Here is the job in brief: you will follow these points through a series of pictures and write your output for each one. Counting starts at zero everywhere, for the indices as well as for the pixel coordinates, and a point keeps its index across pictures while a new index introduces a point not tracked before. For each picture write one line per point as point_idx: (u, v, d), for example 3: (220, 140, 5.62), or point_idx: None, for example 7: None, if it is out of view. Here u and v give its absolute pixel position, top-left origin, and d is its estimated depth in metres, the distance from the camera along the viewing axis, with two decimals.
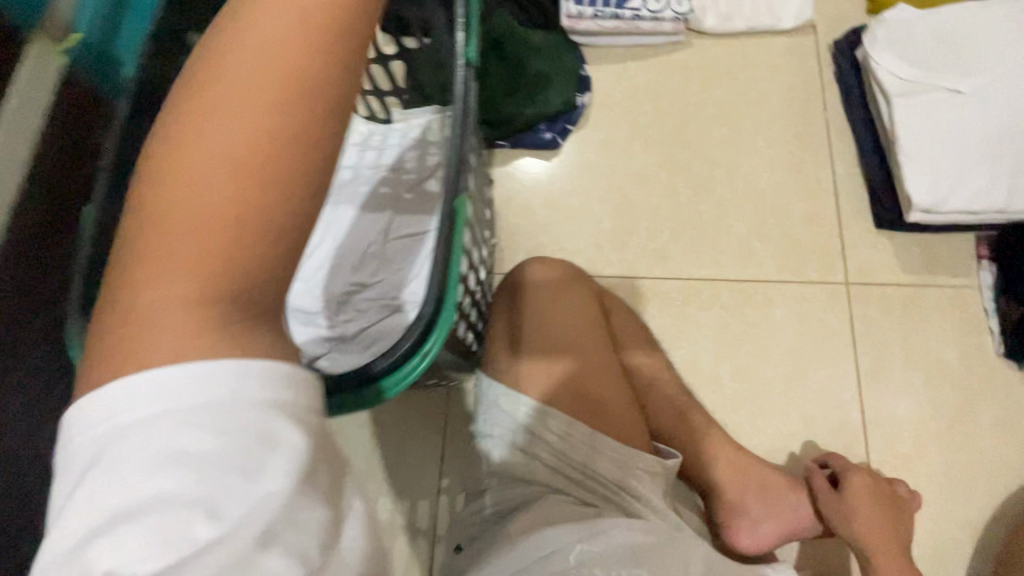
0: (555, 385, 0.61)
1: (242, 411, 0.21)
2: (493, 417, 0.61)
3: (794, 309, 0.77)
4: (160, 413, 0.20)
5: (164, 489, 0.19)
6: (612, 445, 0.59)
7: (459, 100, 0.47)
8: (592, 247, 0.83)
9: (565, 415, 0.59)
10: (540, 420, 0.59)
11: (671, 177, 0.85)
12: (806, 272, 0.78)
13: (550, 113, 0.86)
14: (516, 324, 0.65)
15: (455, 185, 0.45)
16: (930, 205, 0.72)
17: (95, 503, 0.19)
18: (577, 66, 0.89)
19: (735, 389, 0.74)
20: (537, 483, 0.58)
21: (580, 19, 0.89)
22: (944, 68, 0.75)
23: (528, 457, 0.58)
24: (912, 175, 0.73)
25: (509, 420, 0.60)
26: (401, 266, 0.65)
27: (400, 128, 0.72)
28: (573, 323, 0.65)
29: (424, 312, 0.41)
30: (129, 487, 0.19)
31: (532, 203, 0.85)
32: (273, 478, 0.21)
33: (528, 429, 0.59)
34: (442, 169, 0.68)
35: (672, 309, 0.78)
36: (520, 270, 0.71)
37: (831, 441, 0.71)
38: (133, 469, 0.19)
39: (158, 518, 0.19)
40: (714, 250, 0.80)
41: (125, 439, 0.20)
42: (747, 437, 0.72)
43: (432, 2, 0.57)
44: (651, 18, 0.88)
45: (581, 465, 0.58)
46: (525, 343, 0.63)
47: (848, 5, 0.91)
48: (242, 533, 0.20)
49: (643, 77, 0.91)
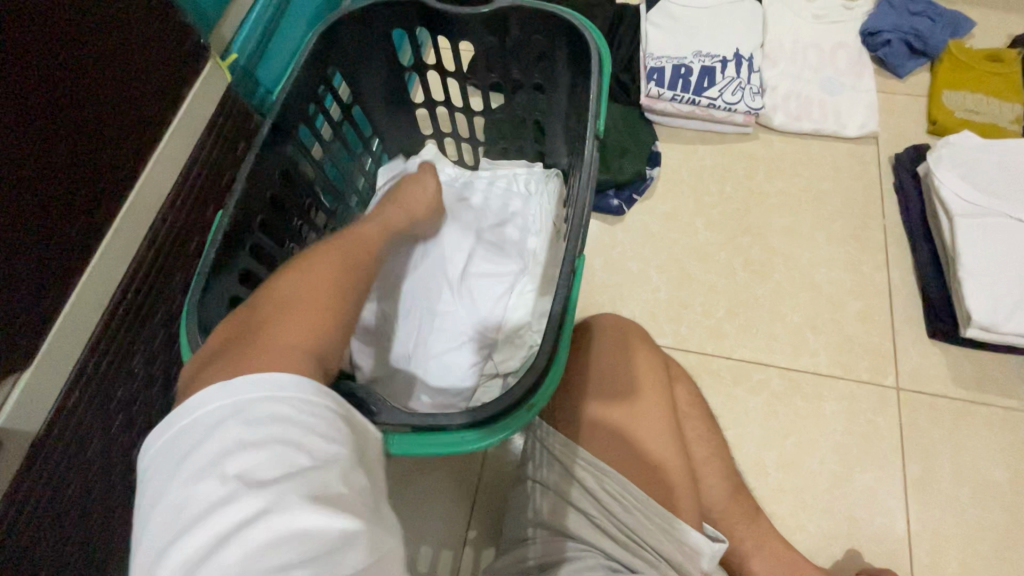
0: (611, 448, 0.61)
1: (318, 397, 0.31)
2: (547, 461, 0.62)
3: (844, 405, 0.77)
4: (265, 388, 0.30)
5: (271, 434, 0.28)
6: (662, 515, 0.59)
7: (586, 163, 0.51)
8: (646, 314, 0.84)
9: (620, 475, 0.60)
10: (594, 476, 0.60)
11: (730, 258, 0.87)
12: (857, 370, 0.79)
13: (620, 181, 0.90)
14: (579, 380, 0.66)
15: (578, 243, 0.47)
16: (989, 323, 0.73)
17: (220, 443, 0.28)
18: (651, 141, 0.94)
19: (779, 479, 0.73)
20: (583, 540, 0.57)
21: (658, 100, 0.95)
22: (1005, 196, 0.79)
23: (577, 511, 0.58)
24: (973, 291, 0.75)
25: (562, 469, 0.61)
26: (477, 307, 0.66)
27: (486, 175, 0.76)
28: (634, 388, 0.66)
29: (540, 361, 0.42)
30: (248, 429, 0.28)
31: (592, 263, 0.88)
32: (342, 446, 0.29)
33: (582, 482, 0.60)
34: (524, 219, 0.71)
35: (721, 387, 0.79)
36: (585, 327, 0.72)
37: (875, 548, 0.70)
38: (250, 419, 0.28)
39: (267, 452, 0.27)
40: (768, 334, 0.82)
41: (243, 405, 0.29)
42: (788, 531, 0.71)
43: (554, 69, 0.64)
44: (725, 108, 0.94)
45: (630, 530, 0.57)
46: (586, 400, 0.64)
47: (910, 123, 0.96)
48: (322, 474, 0.27)
49: (711, 160, 0.95)
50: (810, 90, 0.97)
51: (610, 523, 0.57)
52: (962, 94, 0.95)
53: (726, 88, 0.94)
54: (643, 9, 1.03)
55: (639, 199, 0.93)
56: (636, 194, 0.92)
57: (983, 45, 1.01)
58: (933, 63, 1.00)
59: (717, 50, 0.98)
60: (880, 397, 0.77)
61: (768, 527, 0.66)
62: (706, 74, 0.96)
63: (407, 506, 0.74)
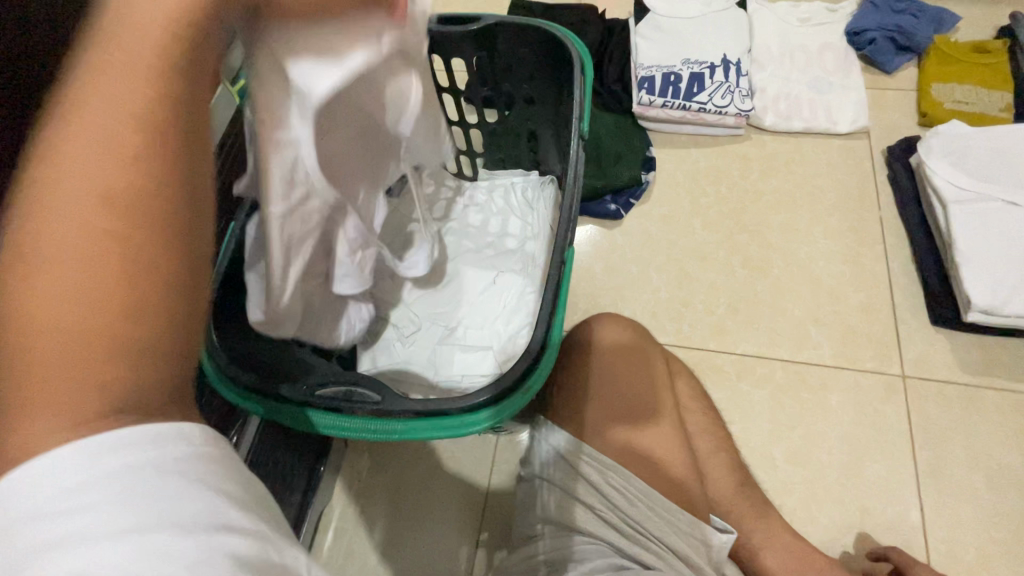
0: (616, 442, 0.62)
1: (175, 458, 0.22)
2: (551, 460, 0.63)
3: (850, 396, 0.77)
4: (88, 481, 0.21)
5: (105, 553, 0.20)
6: (668, 507, 0.59)
7: (571, 162, 0.53)
8: (648, 314, 0.86)
9: (624, 470, 0.61)
10: (599, 471, 0.60)
11: (728, 256, 0.89)
12: (861, 360, 0.79)
13: (616, 187, 0.93)
14: (582, 378, 0.67)
15: (565, 238, 0.50)
16: (990, 307, 0.73)
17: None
18: (645, 147, 0.97)
19: (788, 472, 0.73)
20: (589, 535, 0.58)
21: (650, 107, 0.98)
22: (998, 181, 0.80)
23: (583, 507, 0.59)
24: (972, 276, 0.75)
25: (567, 467, 0.62)
26: (479, 311, 0.69)
27: (484, 184, 0.78)
28: (635, 383, 0.67)
29: (533, 346, 0.45)
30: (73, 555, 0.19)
31: (593, 267, 0.90)
32: (224, 516, 0.22)
33: (586, 479, 0.60)
34: (522, 224, 0.74)
35: (726, 383, 0.79)
36: (588, 327, 0.73)
37: (890, 538, 0.69)
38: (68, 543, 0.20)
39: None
40: (770, 329, 0.82)
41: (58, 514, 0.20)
42: (801, 524, 0.70)
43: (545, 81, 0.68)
44: (715, 112, 0.97)
45: (635, 522, 0.58)
46: (590, 396, 0.65)
47: (900, 116, 0.98)
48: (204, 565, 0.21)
49: (705, 162, 0.97)
50: (799, 90, 0.99)
51: (616, 517, 0.58)
52: (951, 86, 0.96)
53: (714, 93, 0.97)
54: (631, 22, 1.07)
55: (636, 203, 0.95)
56: (633, 199, 0.94)
57: (968, 38, 1.03)
58: (919, 57, 1.02)
59: (705, 56, 1.01)
60: (887, 386, 0.77)
61: (779, 518, 0.66)
62: (695, 80, 0.99)
63: (418, 512, 0.76)
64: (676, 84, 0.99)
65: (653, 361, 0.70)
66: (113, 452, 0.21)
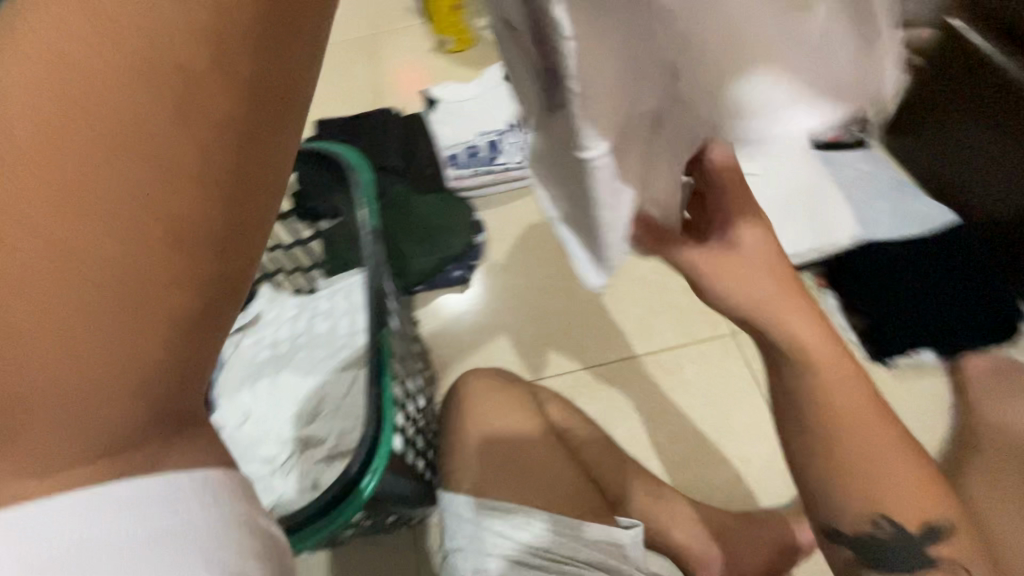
0: (512, 487, 0.66)
1: (186, 516, 0.29)
2: (459, 528, 0.63)
3: (701, 365, 0.88)
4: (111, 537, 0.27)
5: None
6: (574, 524, 0.63)
7: None
8: (519, 357, 0.93)
9: (526, 509, 0.64)
10: (505, 519, 0.63)
11: (569, 282, 0.99)
12: (699, 331, 0.91)
13: (454, 255, 1.03)
14: (464, 441, 0.70)
15: None
16: None
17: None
18: (470, 214, 1.07)
19: (674, 450, 0.83)
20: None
21: (463, 179, 1.11)
22: None
23: (494, 561, 0.60)
24: None
25: (474, 529, 0.63)
26: (340, 413, 0.70)
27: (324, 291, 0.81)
28: (513, 425, 0.71)
29: None
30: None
31: (459, 333, 0.98)
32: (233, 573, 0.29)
33: (495, 533, 0.62)
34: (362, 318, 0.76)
35: (602, 393, 0.88)
36: (459, 387, 0.76)
37: (768, 473, 0.80)
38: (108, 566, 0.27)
39: None
40: (622, 332, 0.93)
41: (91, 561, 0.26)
42: (698, 491, 0.80)
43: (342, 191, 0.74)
44: (518, 168, 1.11)
45: (548, 552, 0.61)
46: (476, 455, 0.69)
47: None
48: None
49: (525, 210, 1.10)
50: None
51: (529, 555, 0.61)
52: None
53: (512, 153, 1.12)
54: (428, 113, 1.22)
55: (480, 261, 1.05)
56: (475, 260, 1.04)
57: None
58: None
59: (496, 125, 1.17)
60: (724, 346, 0.89)
61: (675, 495, 0.72)
62: (493, 146, 1.14)
63: None
64: (479, 155, 1.13)
65: (523, 399, 0.75)
66: (122, 509, 0.28)
